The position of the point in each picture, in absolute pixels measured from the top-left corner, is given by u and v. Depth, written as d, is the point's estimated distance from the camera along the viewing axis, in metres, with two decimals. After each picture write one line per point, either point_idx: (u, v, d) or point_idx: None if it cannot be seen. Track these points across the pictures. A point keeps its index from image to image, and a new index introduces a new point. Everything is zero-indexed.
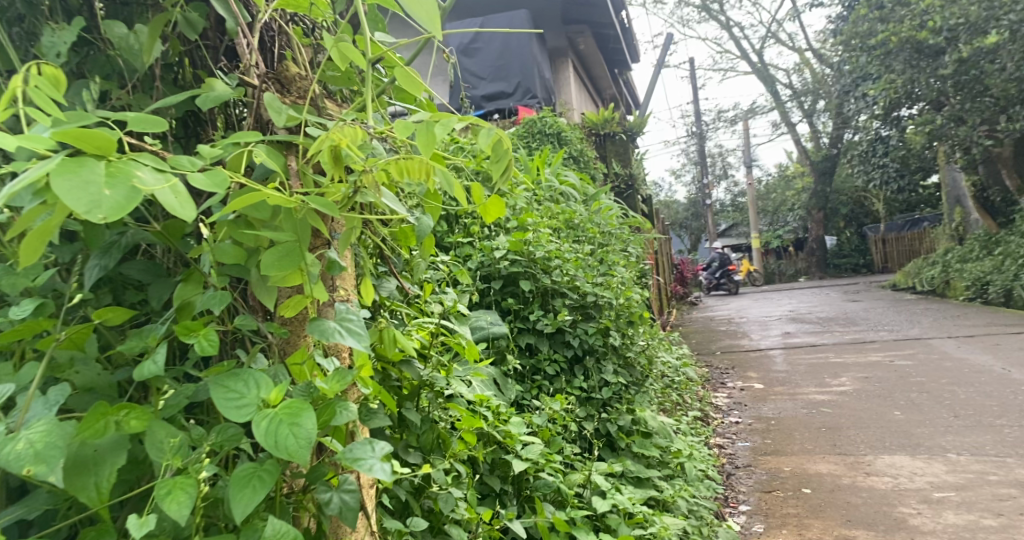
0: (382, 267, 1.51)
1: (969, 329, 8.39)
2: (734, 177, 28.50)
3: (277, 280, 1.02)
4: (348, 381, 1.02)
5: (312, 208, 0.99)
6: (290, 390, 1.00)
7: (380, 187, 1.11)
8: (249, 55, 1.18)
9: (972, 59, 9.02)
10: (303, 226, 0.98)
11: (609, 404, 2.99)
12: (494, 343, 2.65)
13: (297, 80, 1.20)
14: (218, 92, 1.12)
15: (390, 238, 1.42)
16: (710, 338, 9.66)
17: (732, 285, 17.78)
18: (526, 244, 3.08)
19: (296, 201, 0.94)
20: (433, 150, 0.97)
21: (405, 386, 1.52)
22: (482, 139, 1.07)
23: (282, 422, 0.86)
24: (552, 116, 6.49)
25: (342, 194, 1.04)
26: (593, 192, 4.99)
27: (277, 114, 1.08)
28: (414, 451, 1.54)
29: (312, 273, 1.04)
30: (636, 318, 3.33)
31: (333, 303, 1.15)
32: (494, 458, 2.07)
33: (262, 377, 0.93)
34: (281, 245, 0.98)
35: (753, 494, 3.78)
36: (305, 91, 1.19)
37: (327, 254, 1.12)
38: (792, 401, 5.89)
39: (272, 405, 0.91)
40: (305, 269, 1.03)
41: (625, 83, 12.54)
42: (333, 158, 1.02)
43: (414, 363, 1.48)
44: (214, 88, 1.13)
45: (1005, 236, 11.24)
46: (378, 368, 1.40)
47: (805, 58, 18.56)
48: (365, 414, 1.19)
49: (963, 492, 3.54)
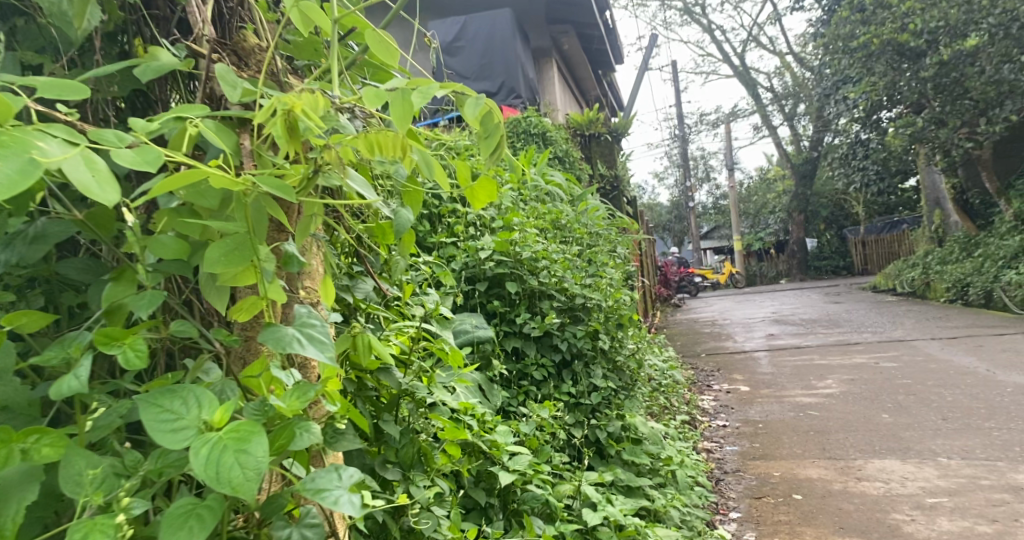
0: (358, 267, 1.40)
1: (951, 330, 8.39)
2: (716, 180, 28.60)
3: (227, 278, 0.90)
4: (310, 397, 0.90)
5: (265, 194, 0.88)
6: (241, 410, 0.88)
7: (349, 168, 1.00)
8: (200, 25, 1.07)
9: (952, 62, 9.05)
10: (255, 215, 0.88)
11: (599, 410, 2.89)
12: (479, 348, 2.56)
13: (256, 52, 1.10)
14: (161, 63, 1.00)
15: (365, 235, 1.32)
16: (695, 340, 9.61)
17: (692, 288, 17.93)
18: (513, 244, 2.96)
19: (246, 183, 0.83)
20: (407, 121, 0.89)
21: (383, 396, 1.40)
22: (469, 107, 0.99)
23: (227, 449, 0.76)
24: (537, 116, 6.41)
25: (301, 175, 0.92)
26: (579, 193, 4.90)
27: (231, 88, 0.95)
28: (392, 466, 1.43)
29: (266, 271, 0.92)
30: (626, 321, 3.23)
31: (294, 304, 1.03)
32: (480, 470, 1.96)
33: (203, 395, 0.82)
34: (229, 238, 0.86)
35: (743, 501, 3.71)
36: (264, 65, 1.09)
37: (284, 247, 1.00)
38: (779, 404, 5.83)
39: (216, 428, 0.80)
40: (260, 266, 0.91)
41: (608, 85, 12.48)
42: (288, 131, 0.91)
43: (392, 371, 1.36)
44: (159, 58, 1.02)
45: (984, 238, 11.30)
46: (351, 377, 1.30)
47: (786, 61, 18.63)
48: (331, 436, 1.07)
49: (955, 497, 3.48)
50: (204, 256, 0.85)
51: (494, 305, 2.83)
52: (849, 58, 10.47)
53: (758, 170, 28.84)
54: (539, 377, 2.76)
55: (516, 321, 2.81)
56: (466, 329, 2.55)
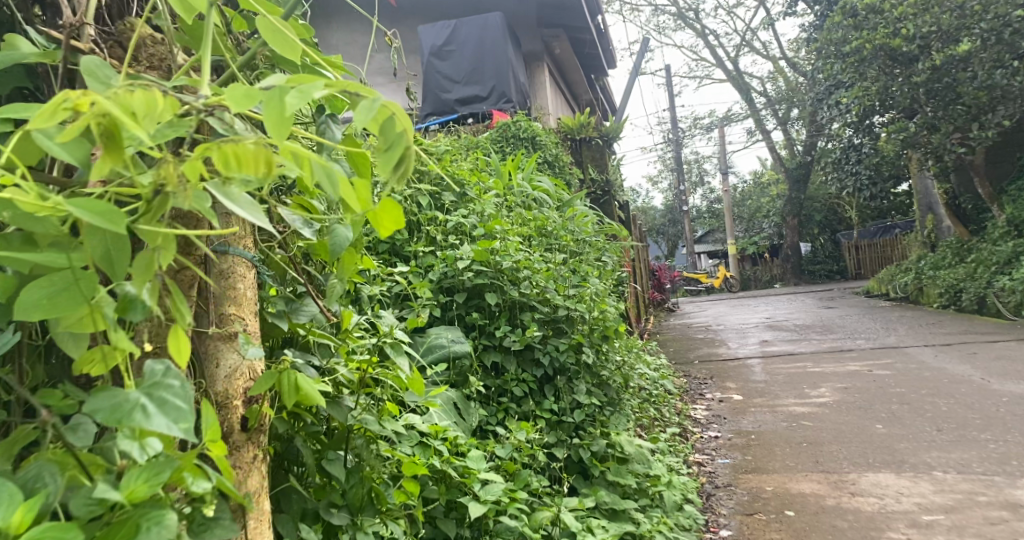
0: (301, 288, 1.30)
1: (945, 337, 8.30)
2: (710, 185, 28.56)
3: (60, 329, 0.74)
4: (163, 476, 0.74)
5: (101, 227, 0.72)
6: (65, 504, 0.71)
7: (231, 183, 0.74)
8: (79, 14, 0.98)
9: (944, 67, 8.99)
10: (92, 252, 0.71)
11: (582, 429, 2.77)
12: (455, 364, 2.46)
13: (150, 47, 1.03)
14: (19, 51, 0.91)
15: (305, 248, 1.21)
16: (688, 347, 9.50)
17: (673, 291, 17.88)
18: (493, 252, 2.83)
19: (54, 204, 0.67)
20: (286, 131, 0.67)
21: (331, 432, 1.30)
22: (362, 112, 0.70)
23: None
24: (527, 120, 6.30)
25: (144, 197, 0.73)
26: (568, 198, 4.78)
27: (101, 84, 0.71)
28: (339, 510, 1.30)
29: (111, 314, 0.75)
30: (611, 333, 3.11)
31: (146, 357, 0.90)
32: (449, 500, 1.87)
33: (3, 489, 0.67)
34: (55, 278, 0.71)
35: (734, 517, 3.59)
36: (158, 61, 1.03)
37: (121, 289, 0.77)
38: (772, 414, 5.71)
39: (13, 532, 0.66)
40: (99, 308, 0.74)
41: (601, 89, 12.38)
42: (112, 141, 0.69)
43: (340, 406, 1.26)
44: (17, 46, 0.92)
45: (978, 243, 11.23)
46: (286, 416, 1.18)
47: (779, 66, 18.59)
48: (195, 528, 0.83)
49: (952, 514, 3.37)
50: (17, 299, 0.69)
51: (471, 318, 2.72)
52: (842, 63, 10.40)
53: (752, 174, 28.79)
54: (519, 394, 2.64)
55: (495, 334, 2.69)
56: (442, 344, 2.46)
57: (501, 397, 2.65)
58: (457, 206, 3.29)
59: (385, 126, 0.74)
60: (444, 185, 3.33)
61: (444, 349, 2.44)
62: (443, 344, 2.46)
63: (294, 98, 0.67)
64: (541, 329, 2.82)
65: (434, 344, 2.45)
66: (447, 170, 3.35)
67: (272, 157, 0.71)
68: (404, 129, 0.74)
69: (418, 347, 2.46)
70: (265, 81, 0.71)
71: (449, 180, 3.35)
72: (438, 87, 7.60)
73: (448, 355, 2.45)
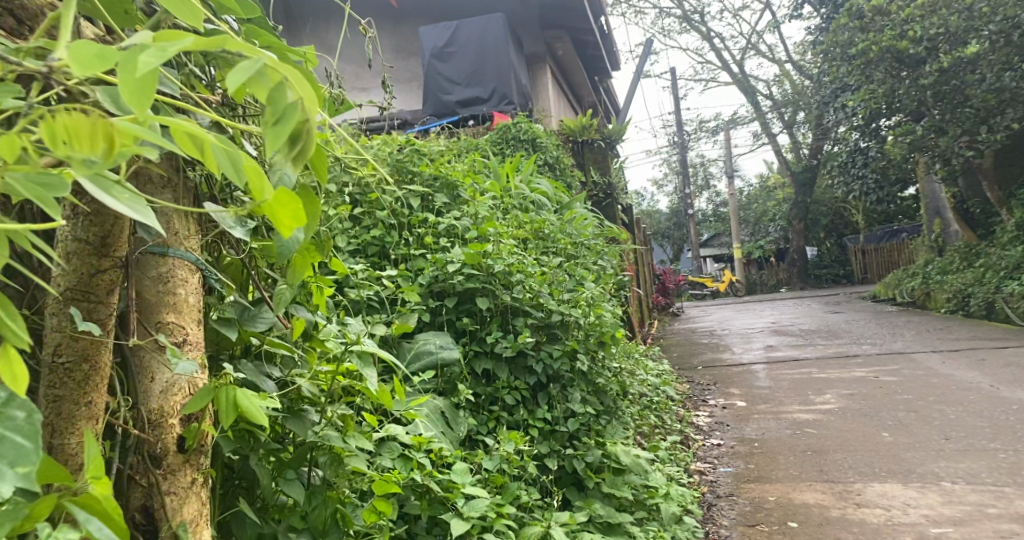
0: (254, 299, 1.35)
1: (953, 343, 8.18)
2: (716, 188, 28.42)
3: None
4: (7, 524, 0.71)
5: None
6: None
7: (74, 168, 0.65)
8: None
9: (952, 69, 8.88)
10: None
11: (575, 439, 2.68)
12: (444, 372, 2.38)
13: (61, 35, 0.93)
14: None
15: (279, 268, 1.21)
16: (692, 351, 9.39)
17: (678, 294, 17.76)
18: (486, 255, 2.75)
19: None
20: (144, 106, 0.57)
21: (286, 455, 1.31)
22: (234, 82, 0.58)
23: None
24: (528, 122, 6.22)
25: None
26: (567, 201, 4.69)
27: None
28: (301, 534, 1.31)
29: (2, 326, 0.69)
30: (609, 339, 3.01)
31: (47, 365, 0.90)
32: (431, 515, 1.81)
33: None
34: None
35: (735, 528, 3.50)
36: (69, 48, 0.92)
37: None
38: (775, 421, 5.60)
39: None
40: None
41: (605, 91, 12.30)
42: None
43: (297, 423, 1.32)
44: None
45: (986, 248, 11.09)
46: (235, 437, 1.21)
47: (785, 69, 18.48)
48: None
49: (961, 527, 3.26)
50: None
51: (461, 322, 2.64)
52: (848, 66, 10.30)
53: (758, 179, 28.63)
54: (511, 402, 2.55)
55: (486, 340, 2.61)
56: (430, 350, 2.39)
57: (492, 405, 2.56)
58: (451, 208, 3.19)
59: (272, 94, 0.62)
60: (437, 186, 3.24)
61: (432, 356, 2.37)
62: (431, 351, 2.40)
63: (149, 56, 0.56)
64: (534, 335, 2.73)
65: (422, 350, 2.39)
66: (441, 172, 3.26)
67: (112, 132, 0.62)
68: (295, 95, 0.63)
69: (404, 353, 2.39)
70: (128, 42, 0.61)
71: (443, 181, 3.25)
72: (439, 89, 7.52)
73: (437, 363, 2.38)
